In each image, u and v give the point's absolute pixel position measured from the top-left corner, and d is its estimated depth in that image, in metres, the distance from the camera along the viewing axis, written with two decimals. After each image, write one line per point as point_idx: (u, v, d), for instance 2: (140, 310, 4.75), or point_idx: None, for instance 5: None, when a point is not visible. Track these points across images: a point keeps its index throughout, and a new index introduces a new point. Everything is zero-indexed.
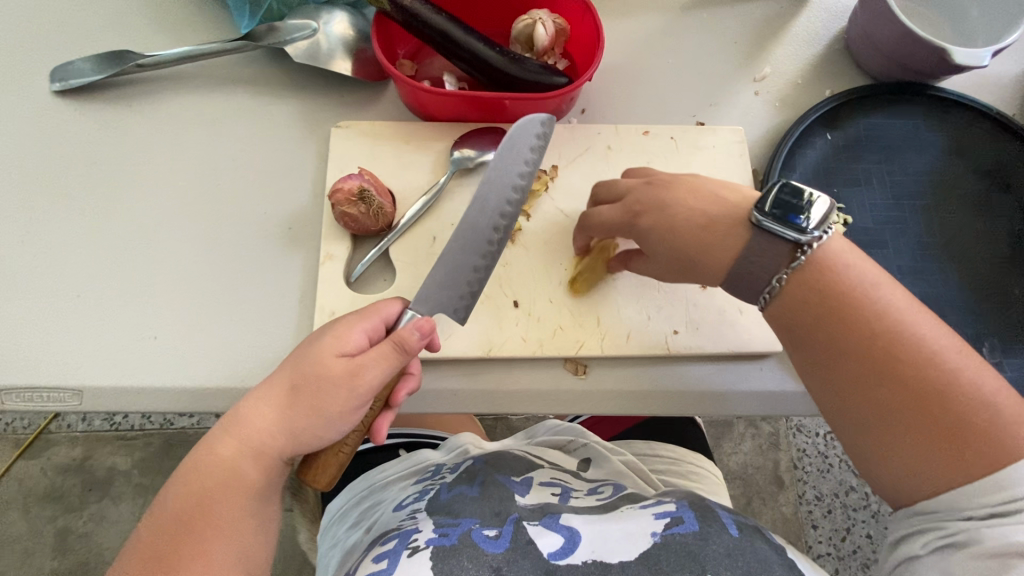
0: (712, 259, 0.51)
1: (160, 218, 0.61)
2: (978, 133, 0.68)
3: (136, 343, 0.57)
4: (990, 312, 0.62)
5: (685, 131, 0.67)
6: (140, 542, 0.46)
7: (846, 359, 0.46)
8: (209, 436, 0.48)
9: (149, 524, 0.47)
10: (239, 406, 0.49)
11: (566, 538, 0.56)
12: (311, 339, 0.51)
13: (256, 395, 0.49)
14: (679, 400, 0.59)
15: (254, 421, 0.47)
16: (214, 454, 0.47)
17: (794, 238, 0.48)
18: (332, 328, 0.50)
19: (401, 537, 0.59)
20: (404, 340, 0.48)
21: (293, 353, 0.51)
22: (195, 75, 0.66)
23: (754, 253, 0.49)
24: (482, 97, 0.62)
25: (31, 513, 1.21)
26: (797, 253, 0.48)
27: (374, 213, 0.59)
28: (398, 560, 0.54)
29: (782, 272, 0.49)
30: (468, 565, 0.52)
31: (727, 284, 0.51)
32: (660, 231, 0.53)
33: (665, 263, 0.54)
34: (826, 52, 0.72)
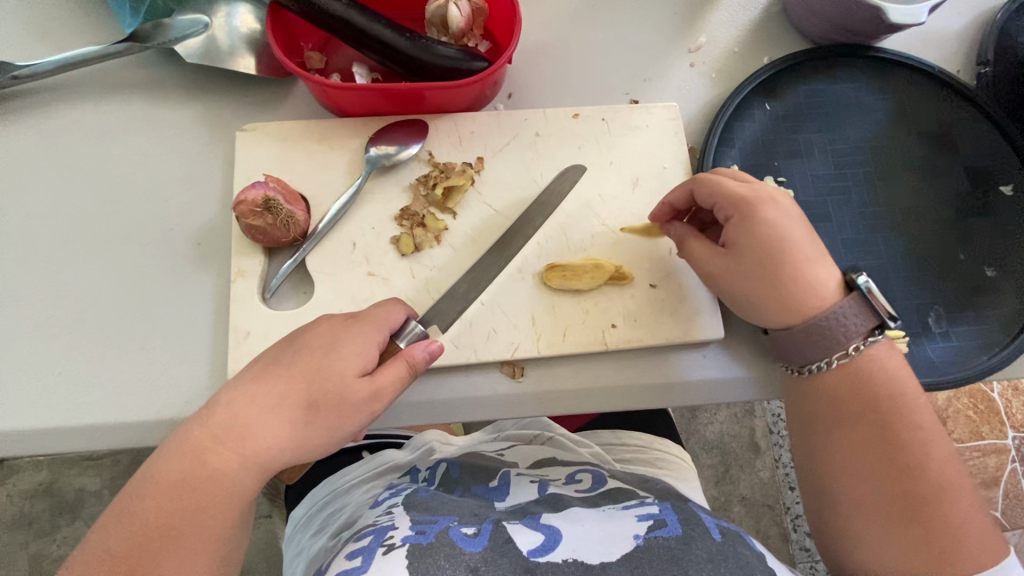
0: (808, 288, 0.50)
1: (56, 244, 0.57)
2: (921, 93, 0.65)
3: (40, 380, 0.53)
4: (936, 280, 0.60)
5: (617, 110, 0.64)
6: (94, 554, 0.43)
7: (850, 411, 0.50)
8: (186, 443, 0.45)
9: (97, 529, 0.44)
10: (230, 415, 0.45)
11: (546, 536, 0.52)
12: (311, 345, 0.48)
13: (255, 405, 0.45)
14: (619, 397, 0.57)
15: (254, 433, 0.45)
16: (206, 466, 0.44)
17: (882, 320, 0.50)
18: (341, 341, 0.48)
19: (376, 533, 0.55)
20: (416, 359, 0.48)
21: (291, 359, 0.48)
22: (83, 83, 0.61)
23: (840, 311, 0.49)
24: (395, 89, 0.57)
25: (3, 541, 1.17)
26: (874, 333, 0.50)
27: (283, 222, 0.55)
28: (372, 557, 0.50)
29: (857, 341, 0.50)
30: (445, 563, 0.48)
31: (813, 316, 0.50)
32: (769, 242, 0.50)
33: (743, 268, 0.51)
34: (763, 16, 0.68)
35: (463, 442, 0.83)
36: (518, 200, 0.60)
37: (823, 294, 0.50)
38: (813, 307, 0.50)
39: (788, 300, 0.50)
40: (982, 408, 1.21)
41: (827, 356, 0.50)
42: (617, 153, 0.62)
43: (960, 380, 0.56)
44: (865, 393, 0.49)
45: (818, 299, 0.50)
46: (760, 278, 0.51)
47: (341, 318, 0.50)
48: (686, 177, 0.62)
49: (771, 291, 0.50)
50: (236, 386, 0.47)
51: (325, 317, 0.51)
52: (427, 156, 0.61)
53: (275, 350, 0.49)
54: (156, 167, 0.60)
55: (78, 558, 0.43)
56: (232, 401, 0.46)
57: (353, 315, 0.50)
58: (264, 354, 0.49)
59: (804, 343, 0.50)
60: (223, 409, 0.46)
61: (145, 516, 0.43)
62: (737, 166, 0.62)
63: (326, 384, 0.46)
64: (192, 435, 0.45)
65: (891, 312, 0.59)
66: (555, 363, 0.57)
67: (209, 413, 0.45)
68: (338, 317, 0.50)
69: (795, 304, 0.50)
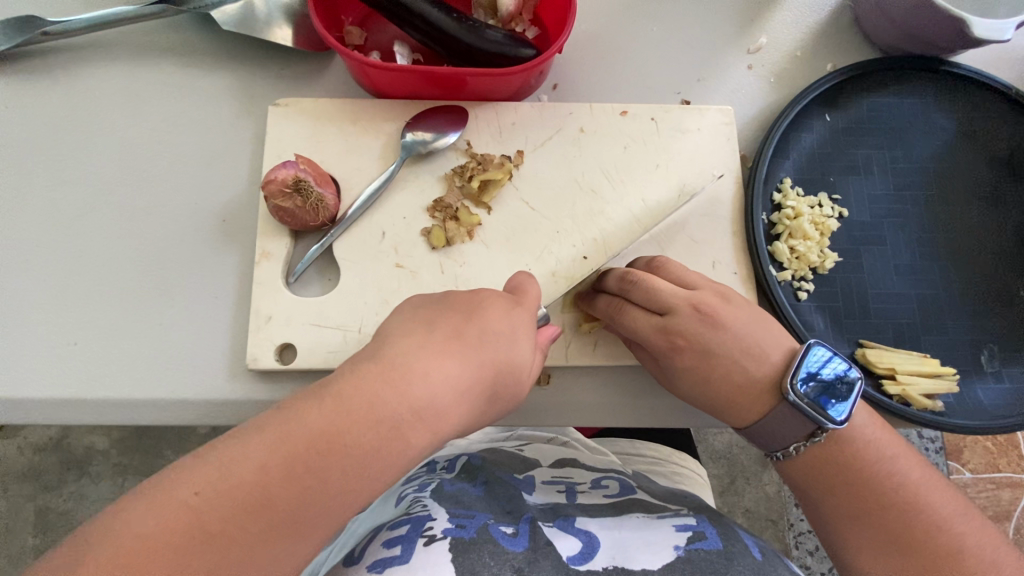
0: (738, 411, 0.48)
1: (79, 209, 0.55)
2: (992, 115, 0.61)
3: (55, 350, 0.51)
4: (994, 316, 0.56)
5: (667, 110, 0.60)
6: (245, 492, 0.34)
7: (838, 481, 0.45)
8: (376, 409, 0.36)
9: (244, 458, 0.34)
10: (427, 391, 0.38)
11: (584, 542, 0.50)
12: (496, 330, 0.42)
13: (450, 385, 0.38)
14: (644, 414, 0.54)
15: (448, 412, 0.38)
16: (401, 441, 0.37)
17: (818, 423, 0.44)
18: (521, 333, 0.43)
19: (413, 522, 0.51)
20: (548, 340, 0.47)
21: (475, 339, 0.41)
22: (114, 44, 0.59)
23: (774, 418, 0.46)
24: (440, 73, 0.54)
25: (10, 492, 1.18)
26: (817, 432, 0.45)
27: (313, 205, 0.53)
28: (413, 547, 0.46)
29: (796, 442, 0.46)
30: (490, 561, 0.45)
31: (748, 432, 0.48)
32: (692, 373, 0.48)
33: (670, 374, 0.50)
34: (829, 21, 0.64)
35: (475, 438, 0.81)
36: (556, 198, 0.57)
37: (753, 403, 0.47)
38: (750, 422, 0.48)
39: (721, 408, 0.48)
40: (1001, 439, 1.17)
41: (783, 448, 0.47)
42: (664, 156, 0.59)
43: (1015, 424, 0.52)
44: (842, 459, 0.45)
45: (749, 411, 0.47)
46: (690, 389, 0.49)
47: (507, 300, 0.45)
48: (735, 187, 0.59)
49: (704, 401, 0.49)
50: (425, 358, 0.39)
51: (489, 294, 0.45)
52: (465, 145, 0.58)
53: (449, 322, 0.42)
54: (184, 137, 0.58)
55: (218, 496, 0.33)
56: (430, 373, 0.38)
57: (516, 300, 0.45)
58: (432, 326, 0.41)
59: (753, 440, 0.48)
60: (412, 378, 0.38)
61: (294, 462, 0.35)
62: (790, 179, 0.59)
63: (510, 375, 0.42)
64: (380, 396, 0.37)
65: (941, 345, 0.56)
66: (582, 372, 0.55)
67: (405, 384, 0.37)
68: (503, 297, 0.45)
69: (735, 408, 0.48)
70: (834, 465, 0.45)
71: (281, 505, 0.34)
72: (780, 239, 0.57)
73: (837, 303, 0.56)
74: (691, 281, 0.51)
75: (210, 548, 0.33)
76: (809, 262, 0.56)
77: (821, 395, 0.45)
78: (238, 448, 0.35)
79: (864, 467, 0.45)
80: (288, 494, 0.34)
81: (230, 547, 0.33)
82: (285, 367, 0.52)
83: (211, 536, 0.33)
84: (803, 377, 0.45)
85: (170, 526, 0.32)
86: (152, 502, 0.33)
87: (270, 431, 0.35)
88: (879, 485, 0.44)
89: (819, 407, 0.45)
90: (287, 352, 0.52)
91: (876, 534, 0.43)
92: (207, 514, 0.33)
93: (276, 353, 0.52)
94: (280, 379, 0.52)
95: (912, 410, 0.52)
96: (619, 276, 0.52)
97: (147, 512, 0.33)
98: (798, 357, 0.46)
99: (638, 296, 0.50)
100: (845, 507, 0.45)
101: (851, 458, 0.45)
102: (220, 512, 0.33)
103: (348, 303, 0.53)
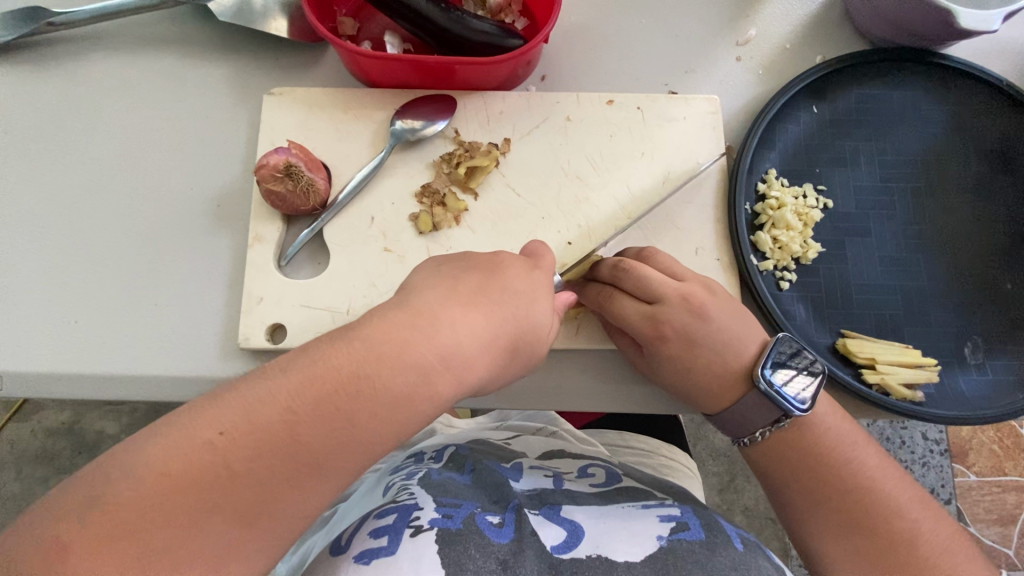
0: (710, 397, 0.50)
1: (82, 193, 0.57)
2: (983, 108, 0.61)
3: (56, 326, 0.54)
4: (979, 308, 0.56)
5: (654, 99, 0.61)
6: (271, 431, 0.35)
7: (796, 468, 0.49)
8: (398, 355, 0.37)
9: (272, 399, 0.36)
10: (452, 342, 0.38)
11: (569, 532, 0.50)
12: (516, 287, 0.42)
13: (475, 337, 0.39)
14: (625, 399, 0.55)
15: (472, 365, 0.39)
16: (428, 388, 0.37)
17: (785, 410, 0.47)
18: (541, 292, 0.43)
19: (400, 511, 0.50)
20: (559, 308, 0.49)
21: (496, 295, 0.41)
22: (118, 35, 0.62)
23: (744, 405, 0.49)
24: (429, 62, 0.55)
25: (24, 474, 1.21)
26: (782, 418, 0.48)
27: (303, 190, 0.54)
28: (399, 539, 0.46)
29: (763, 428, 0.49)
30: (475, 554, 0.44)
31: (719, 419, 0.51)
32: (671, 363, 0.49)
33: (649, 363, 0.51)
34: (819, 13, 0.64)
35: (467, 425, 0.81)
36: (542, 185, 0.58)
37: (726, 391, 0.49)
38: (723, 407, 0.50)
39: (695, 395, 0.50)
40: (1008, 443, 1.15)
41: (748, 433, 0.50)
42: (649, 145, 0.60)
43: (995, 415, 0.52)
44: (800, 450, 0.49)
45: (718, 401, 0.50)
46: (668, 377, 0.50)
47: (526, 263, 0.45)
48: (720, 177, 0.59)
49: (682, 390, 0.50)
50: (448, 309, 0.39)
51: (508, 255, 0.45)
52: (452, 133, 0.59)
53: (473, 278, 0.42)
54: (182, 125, 0.60)
55: (243, 436, 0.34)
56: (456, 324, 0.39)
57: (534, 262, 0.45)
58: (457, 279, 0.42)
59: (723, 427, 0.51)
60: (439, 326, 0.38)
61: (302, 403, 0.36)
62: (775, 170, 0.59)
63: (530, 332, 0.42)
64: (408, 341, 0.37)
65: (924, 336, 0.56)
66: (564, 358, 0.55)
67: (432, 332, 0.38)
68: (522, 259, 0.45)
69: (707, 395, 0.50)
70: (798, 451, 0.49)
71: (307, 442, 0.35)
72: (763, 229, 0.57)
73: (819, 293, 0.57)
74: (679, 273, 0.52)
75: (240, 483, 0.34)
76: (792, 252, 0.56)
77: (787, 384, 0.48)
78: (263, 390, 0.36)
79: (820, 455, 0.49)
80: (315, 433, 0.35)
81: (259, 486, 0.34)
82: (275, 347, 0.53)
83: (238, 474, 0.34)
84: (776, 363, 0.48)
85: (196, 461, 0.34)
86: (179, 439, 0.34)
87: (296, 373, 0.36)
88: (834, 471, 0.48)
89: (787, 396, 0.47)
90: (279, 333, 0.54)
91: (837, 516, 0.47)
92: (234, 452, 0.34)
93: (267, 333, 0.53)
94: (269, 358, 0.54)
95: (891, 400, 0.52)
96: (610, 263, 0.52)
97: (176, 448, 0.34)
98: (768, 347, 0.49)
99: (627, 285, 0.51)
100: (809, 492, 0.48)
101: (813, 445, 0.49)
102: (247, 449, 0.34)
103: (337, 286, 0.55)
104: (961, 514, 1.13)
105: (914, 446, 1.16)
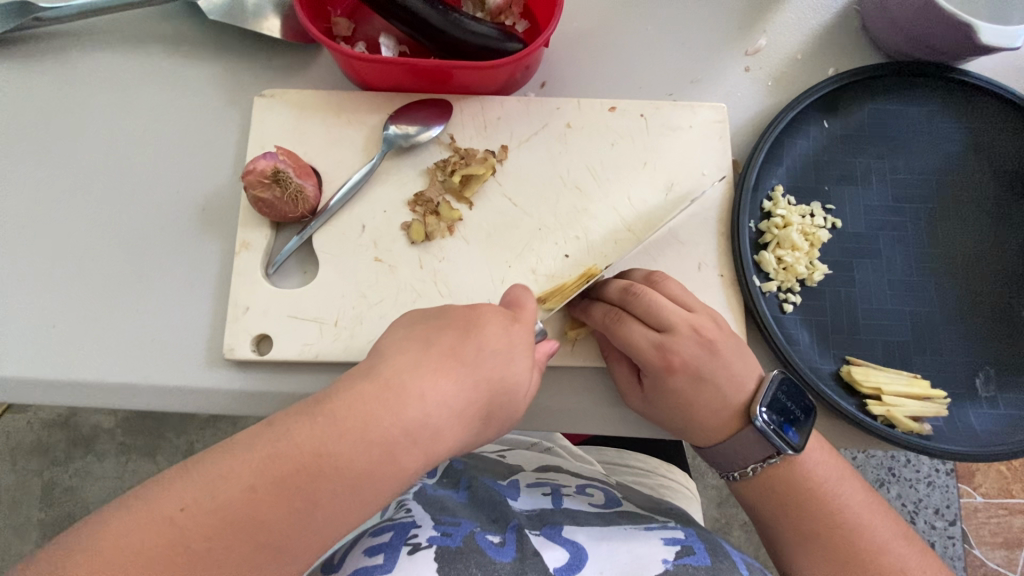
0: (705, 426, 0.47)
1: (67, 193, 0.56)
2: (1000, 126, 0.58)
3: (36, 330, 0.52)
4: (993, 337, 0.54)
5: (657, 107, 0.59)
6: (232, 512, 0.33)
7: (791, 508, 0.47)
8: (371, 424, 0.36)
9: (231, 476, 0.34)
10: (426, 409, 0.37)
11: (572, 553, 0.47)
12: (496, 346, 0.40)
13: (445, 407, 0.37)
14: (620, 422, 0.52)
15: (446, 432, 0.38)
16: (395, 463, 0.36)
17: (779, 448, 0.46)
18: (519, 349, 0.41)
19: (396, 529, 0.48)
20: (544, 356, 0.45)
21: (475, 355, 0.39)
22: (108, 31, 0.60)
23: (740, 439, 0.47)
24: (424, 65, 0.53)
25: (19, 467, 1.21)
26: (774, 455, 0.47)
27: (292, 196, 0.53)
28: (396, 556, 0.44)
29: (755, 463, 0.47)
30: (475, 572, 0.42)
31: (713, 449, 0.48)
32: (675, 395, 0.47)
33: (648, 392, 0.48)
34: (834, 22, 0.61)
35: None
36: (540, 194, 0.56)
37: (724, 424, 0.47)
38: (723, 438, 0.47)
39: (696, 425, 0.47)
40: (1017, 464, 1.11)
41: (738, 469, 0.48)
42: (651, 154, 0.58)
43: (1007, 452, 0.49)
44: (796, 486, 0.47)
45: (713, 432, 0.48)
46: (669, 407, 0.48)
47: (505, 316, 0.42)
48: (725, 191, 0.57)
49: (681, 420, 0.48)
50: (421, 373, 0.38)
51: (487, 307, 0.43)
52: (448, 139, 0.57)
53: (449, 337, 0.40)
54: (170, 125, 0.58)
55: (204, 514, 0.33)
56: (428, 396, 0.37)
57: (513, 315, 0.43)
58: (431, 340, 0.40)
59: (714, 460, 0.49)
60: (409, 399, 0.37)
61: (256, 485, 0.34)
62: (781, 187, 0.57)
63: (510, 398, 0.40)
64: (374, 412, 0.36)
65: (933, 365, 0.53)
66: (556, 377, 0.53)
67: (399, 405, 0.36)
68: (502, 311, 0.43)
69: (705, 427, 0.47)
70: (788, 486, 0.47)
71: (268, 519, 0.33)
72: (767, 248, 0.55)
73: (824, 317, 0.54)
74: (689, 302, 0.49)
75: (198, 567, 0.32)
76: (796, 274, 0.54)
77: (783, 421, 0.46)
78: (224, 467, 0.34)
79: (817, 493, 0.47)
80: (276, 512, 0.33)
81: (222, 570, 0.32)
82: (260, 357, 0.52)
83: (195, 557, 0.32)
84: (776, 398, 0.46)
85: (156, 543, 0.32)
86: (138, 522, 0.32)
87: (261, 448, 0.35)
88: (830, 510, 0.46)
89: (782, 432, 0.46)
90: (265, 343, 0.52)
91: (828, 554, 0.46)
92: (194, 533, 0.32)
93: (253, 343, 0.52)
94: (252, 370, 0.52)
95: (896, 432, 0.49)
96: (619, 288, 0.50)
97: (133, 531, 0.32)
98: (766, 385, 0.47)
99: (634, 311, 0.48)
100: (803, 531, 0.47)
101: (808, 478, 0.47)
102: (205, 531, 0.32)
103: (324, 296, 0.53)
104: (966, 537, 1.10)
105: (919, 465, 1.13)
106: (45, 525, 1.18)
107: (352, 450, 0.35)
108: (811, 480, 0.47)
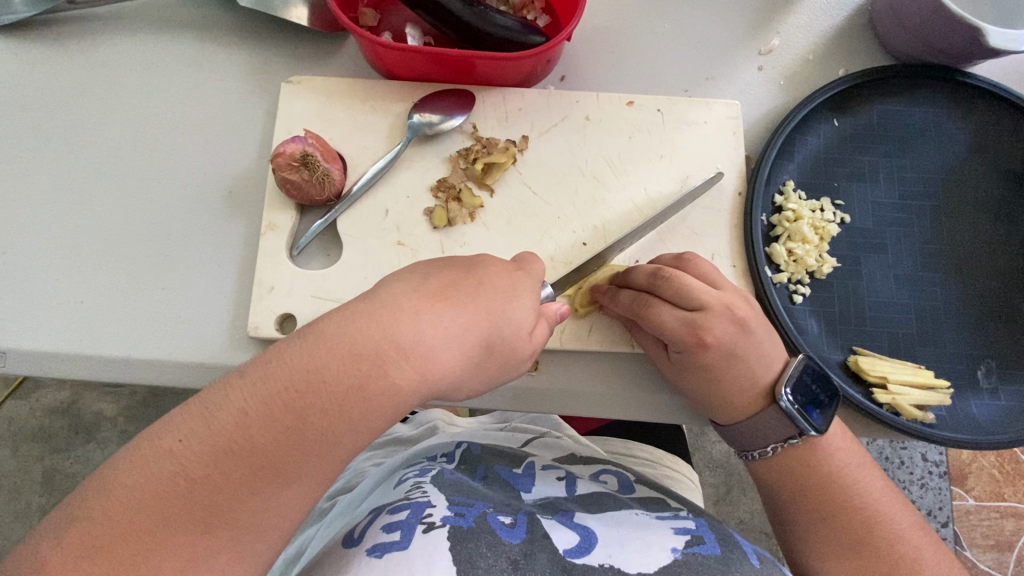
0: (719, 404, 0.49)
1: (95, 172, 0.57)
2: (1003, 128, 0.60)
3: (62, 305, 0.53)
4: (994, 331, 0.55)
5: (674, 103, 0.60)
6: (224, 436, 0.35)
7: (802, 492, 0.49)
8: (361, 347, 0.36)
9: (223, 404, 0.35)
10: (419, 332, 0.37)
11: (582, 536, 0.48)
12: (493, 285, 0.42)
13: (438, 327, 0.38)
14: (634, 406, 0.54)
15: (440, 356, 0.38)
16: (383, 378, 0.36)
17: (802, 429, 0.48)
18: (520, 291, 0.43)
19: (413, 508, 0.49)
20: (553, 317, 0.47)
21: (472, 289, 0.41)
22: (138, 16, 0.61)
23: (764, 418, 0.49)
24: (449, 55, 0.55)
25: (20, 452, 1.21)
26: (794, 435, 0.49)
27: (319, 179, 0.54)
28: (412, 534, 0.45)
29: (774, 444, 0.49)
30: (487, 552, 0.44)
31: (729, 427, 0.51)
32: (700, 372, 0.49)
33: (674, 370, 0.50)
34: (845, 25, 0.63)
35: (471, 424, 0.80)
36: (559, 184, 0.58)
37: (744, 403, 0.49)
38: (743, 417, 0.50)
39: (718, 401, 0.49)
40: (1008, 468, 1.14)
41: (756, 448, 0.50)
42: (667, 148, 0.59)
43: (1005, 441, 0.51)
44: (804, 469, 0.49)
45: (731, 409, 0.50)
46: (692, 383, 0.50)
47: (508, 263, 0.45)
48: (738, 184, 0.58)
49: (701, 396, 0.50)
50: (415, 300, 0.39)
51: (490, 256, 0.45)
52: (470, 129, 0.59)
53: (447, 275, 0.41)
54: (198, 109, 0.59)
55: (200, 441, 0.34)
56: (419, 319, 0.38)
57: (518, 266, 0.45)
58: (430, 274, 0.41)
59: (735, 438, 0.51)
60: (400, 316, 0.37)
61: (246, 416, 0.35)
62: (793, 182, 0.59)
63: (506, 332, 0.41)
64: (366, 334, 0.37)
65: (937, 357, 0.55)
66: (573, 359, 0.54)
67: (391, 322, 0.37)
68: (505, 262, 0.45)
69: (724, 404, 0.49)
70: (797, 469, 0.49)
71: (258, 444, 0.35)
72: (778, 241, 0.56)
73: (832, 309, 0.56)
74: (717, 281, 0.51)
75: (200, 488, 0.34)
76: (806, 266, 0.56)
77: (808, 404, 0.48)
78: (219, 397, 0.36)
79: (825, 478, 0.49)
80: (266, 435, 0.35)
81: (217, 494, 0.34)
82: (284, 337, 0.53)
83: (194, 483, 0.34)
84: (802, 382, 0.48)
85: (159, 469, 0.34)
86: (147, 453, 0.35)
87: (253, 375, 0.36)
88: (838, 494, 0.48)
89: (806, 415, 0.48)
90: (288, 323, 0.54)
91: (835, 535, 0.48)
92: (191, 458, 0.34)
93: (276, 323, 0.53)
94: None
95: (902, 420, 0.51)
96: (647, 271, 0.50)
97: (140, 462, 0.34)
98: (792, 365, 0.49)
99: (661, 292, 0.49)
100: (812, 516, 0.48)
101: (816, 461, 0.49)
102: (201, 456, 0.34)
103: (348, 278, 0.54)
104: (958, 538, 1.12)
105: (913, 467, 1.15)
106: (45, 511, 1.18)
107: (343, 372, 0.36)
108: (820, 463, 0.49)
